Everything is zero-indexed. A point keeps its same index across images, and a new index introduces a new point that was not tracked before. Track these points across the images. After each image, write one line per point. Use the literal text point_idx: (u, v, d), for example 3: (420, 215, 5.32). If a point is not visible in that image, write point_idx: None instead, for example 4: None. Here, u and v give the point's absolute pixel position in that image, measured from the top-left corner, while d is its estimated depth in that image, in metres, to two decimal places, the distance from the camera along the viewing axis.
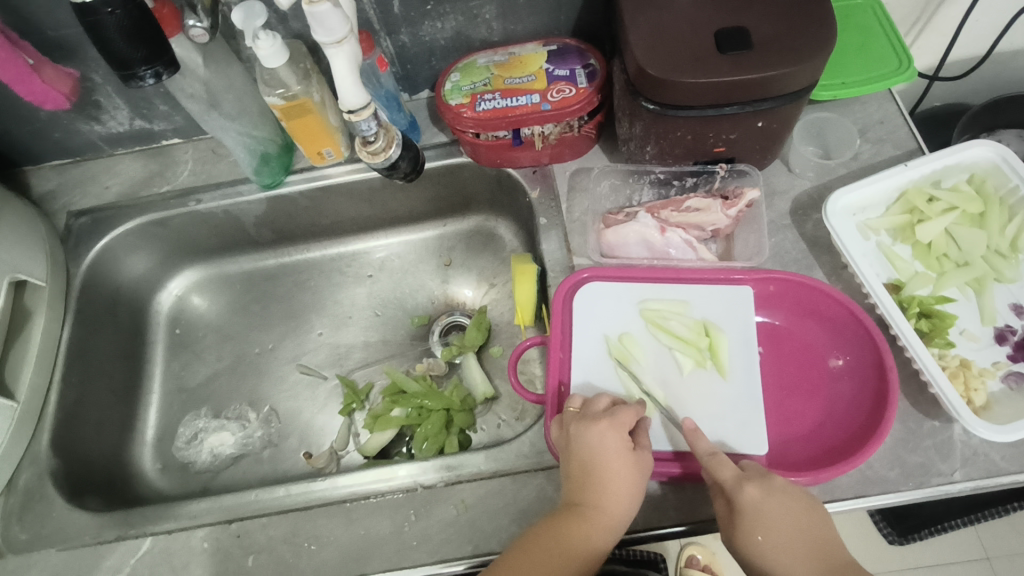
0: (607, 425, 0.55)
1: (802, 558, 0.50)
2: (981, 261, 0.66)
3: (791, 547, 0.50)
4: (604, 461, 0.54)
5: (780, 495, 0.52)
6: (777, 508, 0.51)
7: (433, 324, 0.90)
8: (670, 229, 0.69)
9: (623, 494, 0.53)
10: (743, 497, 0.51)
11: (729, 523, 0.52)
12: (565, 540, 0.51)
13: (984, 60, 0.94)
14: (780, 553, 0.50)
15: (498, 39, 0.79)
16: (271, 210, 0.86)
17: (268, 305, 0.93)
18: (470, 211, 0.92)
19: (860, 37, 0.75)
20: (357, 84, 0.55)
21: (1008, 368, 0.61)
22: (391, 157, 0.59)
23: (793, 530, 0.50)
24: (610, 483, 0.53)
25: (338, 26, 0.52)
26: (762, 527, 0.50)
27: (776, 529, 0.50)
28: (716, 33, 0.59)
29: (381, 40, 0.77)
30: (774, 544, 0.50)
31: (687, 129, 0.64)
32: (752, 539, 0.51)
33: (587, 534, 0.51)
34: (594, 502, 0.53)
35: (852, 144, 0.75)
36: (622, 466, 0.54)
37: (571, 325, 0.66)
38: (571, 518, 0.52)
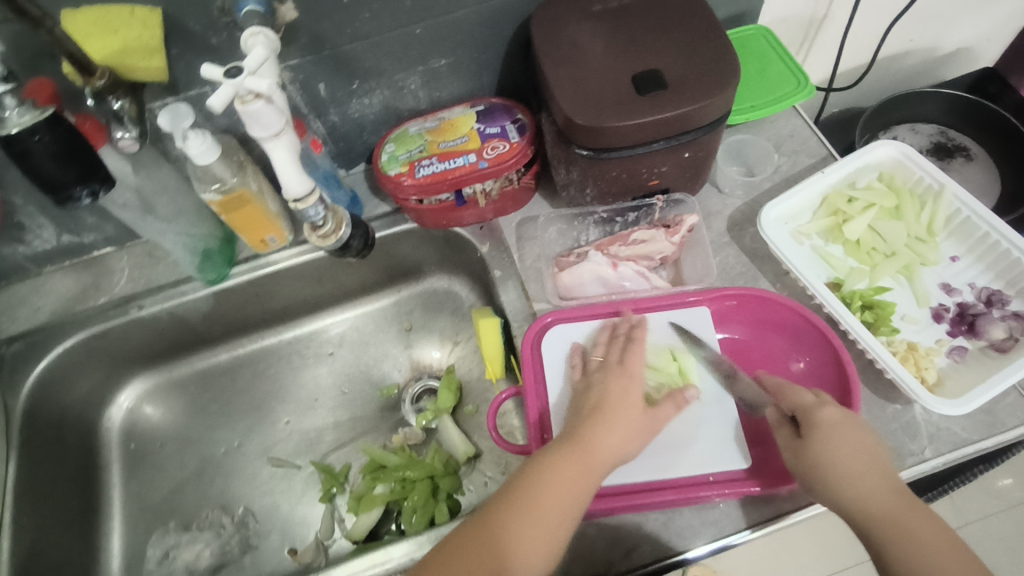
0: (621, 377, 0.59)
1: (870, 478, 0.52)
2: (905, 249, 0.71)
3: (866, 470, 0.52)
4: (612, 404, 0.57)
5: (855, 421, 0.55)
6: (855, 428, 0.54)
7: (403, 393, 0.88)
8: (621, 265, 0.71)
9: (622, 437, 0.55)
10: (818, 417, 0.55)
11: (797, 439, 0.55)
12: (565, 467, 0.52)
13: (868, 68, 1.05)
14: (849, 467, 0.52)
15: (425, 106, 0.82)
16: (219, 303, 0.84)
17: (227, 402, 0.89)
18: (423, 273, 0.93)
19: (759, 62, 0.81)
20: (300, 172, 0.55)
21: (950, 343, 0.66)
22: (342, 237, 0.61)
23: (869, 455, 0.53)
24: (614, 420, 0.56)
25: (275, 120, 0.52)
26: (839, 440, 0.53)
27: (853, 446, 0.53)
28: (633, 78, 0.63)
29: (312, 122, 0.78)
30: (846, 457, 0.53)
31: (621, 168, 0.67)
32: (826, 451, 0.53)
33: (585, 469, 0.53)
34: (595, 438, 0.54)
35: (771, 160, 0.80)
36: (631, 409, 0.57)
37: (543, 371, 0.66)
38: (571, 450, 0.53)
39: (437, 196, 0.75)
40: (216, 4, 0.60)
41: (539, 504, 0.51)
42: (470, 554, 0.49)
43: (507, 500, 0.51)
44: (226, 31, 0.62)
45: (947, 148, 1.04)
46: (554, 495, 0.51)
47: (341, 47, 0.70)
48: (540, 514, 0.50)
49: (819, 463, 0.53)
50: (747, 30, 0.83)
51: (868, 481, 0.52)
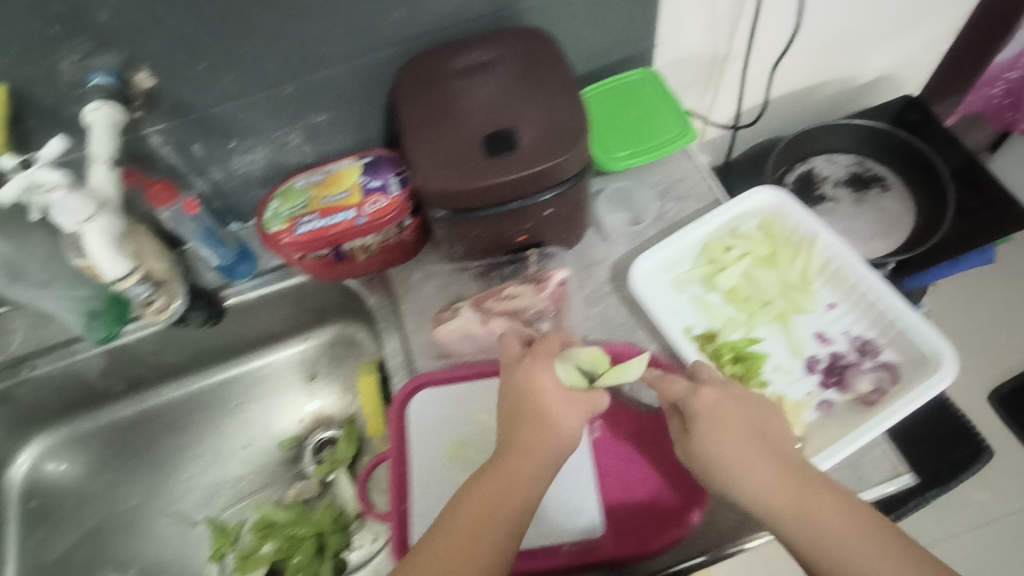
0: (537, 363, 0.57)
1: (755, 463, 0.54)
2: (780, 297, 0.71)
3: (754, 457, 0.54)
4: (537, 393, 0.55)
5: (733, 399, 0.58)
6: (732, 415, 0.56)
7: (305, 444, 0.88)
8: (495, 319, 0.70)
9: (561, 432, 0.54)
10: (695, 407, 0.57)
11: (684, 432, 0.58)
12: (501, 484, 0.52)
13: (763, 109, 1.03)
14: (731, 457, 0.54)
15: (313, 159, 0.81)
16: (114, 360, 0.84)
17: (134, 458, 0.89)
18: (324, 322, 0.91)
19: (642, 109, 0.80)
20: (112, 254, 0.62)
21: (819, 396, 0.65)
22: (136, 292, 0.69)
23: (756, 440, 0.55)
24: (541, 422, 0.54)
25: (81, 207, 0.58)
26: (724, 429, 0.55)
27: (734, 434, 0.55)
28: (485, 138, 0.63)
29: (194, 180, 0.77)
30: (724, 447, 0.55)
31: (483, 226, 0.67)
32: (708, 444, 0.55)
33: (525, 479, 0.53)
34: (523, 443, 0.54)
35: (654, 206, 0.80)
36: (558, 394, 0.56)
37: (409, 435, 0.66)
38: (507, 462, 0.53)
39: (316, 253, 0.75)
40: (63, 79, 0.61)
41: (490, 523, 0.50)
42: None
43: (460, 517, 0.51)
44: (79, 104, 0.63)
45: (864, 179, 1.02)
46: (504, 515, 0.51)
47: (208, 111, 0.69)
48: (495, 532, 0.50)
49: (706, 458, 0.55)
50: (632, 76, 0.81)
51: (754, 468, 0.54)
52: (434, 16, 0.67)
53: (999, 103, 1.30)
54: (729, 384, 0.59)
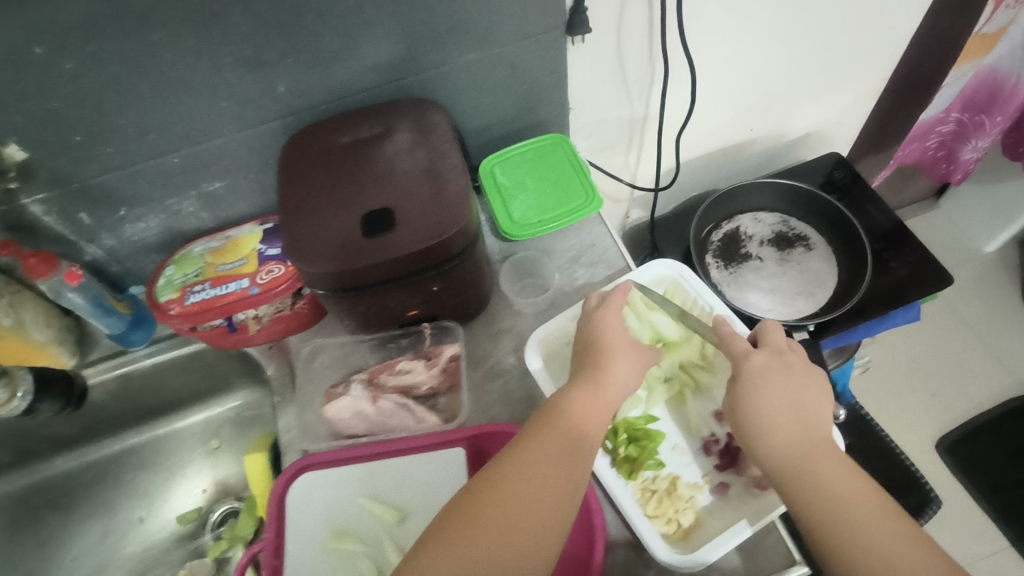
0: (610, 312, 0.62)
1: (787, 429, 0.55)
2: (679, 373, 0.69)
3: (785, 422, 0.56)
4: (611, 337, 0.61)
5: (786, 367, 0.58)
6: (782, 380, 0.57)
7: (206, 516, 0.84)
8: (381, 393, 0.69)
9: (621, 382, 0.59)
10: (748, 365, 0.59)
11: (729, 387, 0.60)
12: (553, 432, 0.54)
13: (677, 174, 1.03)
14: (766, 418, 0.56)
15: (214, 224, 0.79)
16: (2, 432, 0.80)
17: (23, 534, 0.84)
18: (231, 388, 0.88)
19: (551, 174, 0.80)
20: None
21: (714, 479, 0.63)
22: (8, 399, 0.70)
23: (795, 405, 0.56)
24: (604, 371, 0.58)
25: None
26: (767, 393, 0.57)
27: (774, 396, 0.57)
28: (363, 216, 0.61)
29: (85, 247, 0.74)
30: (760, 409, 0.56)
31: (368, 303, 0.65)
32: (744, 399, 0.58)
33: (569, 436, 0.54)
34: (572, 397, 0.57)
35: (561, 274, 0.78)
36: (621, 342, 0.61)
37: (286, 524, 0.62)
38: (562, 412, 0.56)
39: (206, 323, 0.73)
40: None
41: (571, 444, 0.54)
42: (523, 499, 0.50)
43: (541, 443, 0.54)
44: None
45: (788, 238, 1.02)
46: (586, 442, 0.55)
47: (91, 181, 0.67)
48: (579, 453, 0.54)
49: (742, 412, 0.57)
50: (542, 139, 0.81)
51: (782, 432, 0.55)
52: (323, 89, 0.66)
53: (934, 154, 1.31)
54: (782, 351, 0.59)
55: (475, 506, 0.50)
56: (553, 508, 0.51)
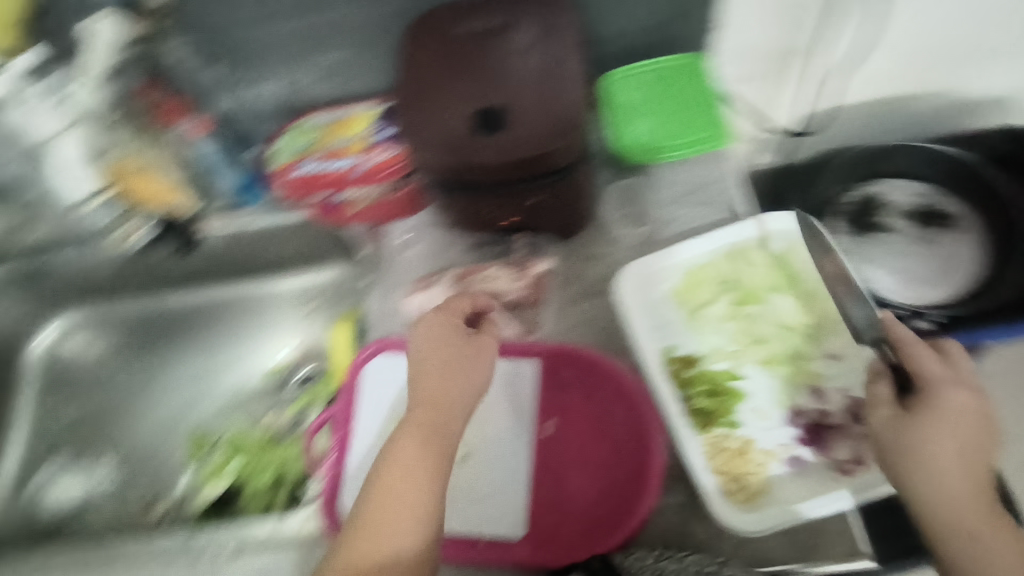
0: (441, 317, 0.63)
1: (963, 482, 0.48)
2: (778, 337, 0.65)
3: (959, 472, 0.49)
4: (429, 343, 0.62)
5: (974, 409, 0.51)
6: (965, 425, 0.50)
7: (291, 372, 0.91)
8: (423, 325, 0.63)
9: (437, 383, 0.60)
10: (936, 398, 0.51)
11: (900, 417, 0.52)
12: (429, 428, 0.57)
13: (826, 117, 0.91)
14: (945, 466, 0.49)
15: (332, 97, 0.79)
16: (130, 259, 0.88)
17: (138, 351, 0.95)
18: (328, 260, 0.92)
19: (685, 99, 0.72)
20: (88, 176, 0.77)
21: (792, 451, 0.60)
22: (143, 234, 0.83)
23: (971, 455, 0.49)
24: (432, 375, 0.60)
25: (56, 119, 0.72)
26: (955, 438, 0.49)
27: (957, 442, 0.49)
28: (476, 111, 0.58)
29: (213, 101, 0.77)
30: (940, 455, 0.49)
31: (468, 202, 0.63)
32: (923, 438, 0.50)
33: (437, 430, 0.57)
34: (425, 394, 0.59)
35: (670, 209, 0.73)
36: (439, 345, 0.62)
37: (360, 395, 0.67)
38: (427, 410, 0.58)
39: (316, 196, 0.75)
40: None
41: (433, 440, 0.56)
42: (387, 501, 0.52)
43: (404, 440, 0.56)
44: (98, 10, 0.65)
45: (933, 214, 0.89)
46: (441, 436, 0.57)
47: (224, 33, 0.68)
48: (440, 447, 0.56)
49: (913, 451, 0.50)
50: (683, 60, 0.72)
51: (959, 484, 0.48)
52: None
53: None
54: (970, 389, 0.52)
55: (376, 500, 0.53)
56: (416, 509, 0.52)
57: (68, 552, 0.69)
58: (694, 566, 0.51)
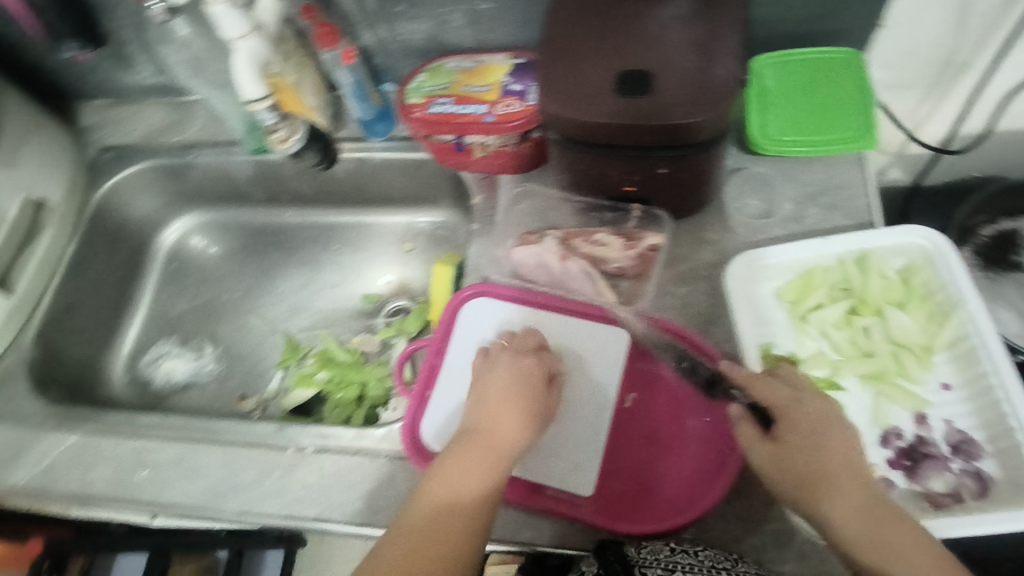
0: (507, 353, 0.62)
1: (849, 497, 0.50)
2: (887, 354, 0.62)
3: (844, 478, 0.51)
4: (493, 377, 0.60)
5: (830, 423, 0.53)
6: (838, 435, 0.53)
7: (383, 304, 0.96)
8: (497, 365, 0.61)
9: (505, 420, 0.57)
10: (785, 417, 0.54)
11: (769, 440, 0.54)
12: (472, 459, 0.54)
13: (979, 138, 0.84)
14: (819, 481, 0.51)
15: (471, 46, 0.81)
16: (260, 171, 0.95)
17: (250, 258, 1.02)
18: (436, 204, 0.96)
19: (828, 94, 0.69)
20: (255, 82, 0.72)
21: (882, 473, 0.57)
22: (291, 146, 0.79)
23: (844, 460, 0.52)
24: (492, 407, 0.57)
25: (236, 24, 0.69)
26: (809, 448, 0.52)
27: (827, 457, 0.51)
28: (621, 73, 0.58)
29: (361, 32, 0.81)
30: (810, 471, 0.51)
31: (592, 163, 0.63)
32: (785, 455, 0.52)
33: (486, 463, 0.54)
34: (481, 426, 0.57)
35: (792, 206, 0.71)
36: (506, 379, 0.59)
37: (453, 333, 0.69)
38: (474, 440, 0.56)
39: (439, 136, 0.76)
40: None
41: (472, 476, 0.53)
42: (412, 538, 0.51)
43: (443, 476, 0.53)
44: None
45: None
46: (483, 475, 0.53)
47: None
48: (482, 479, 0.53)
49: (786, 469, 0.52)
50: (832, 54, 0.71)
51: (838, 497, 0.50)
52: None
53: None
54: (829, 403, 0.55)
55: (412, 529, 0.51)
56: (437, 555, 0.50)
57: (174, 419, 0.75)
58: (708, 562, 0.52)
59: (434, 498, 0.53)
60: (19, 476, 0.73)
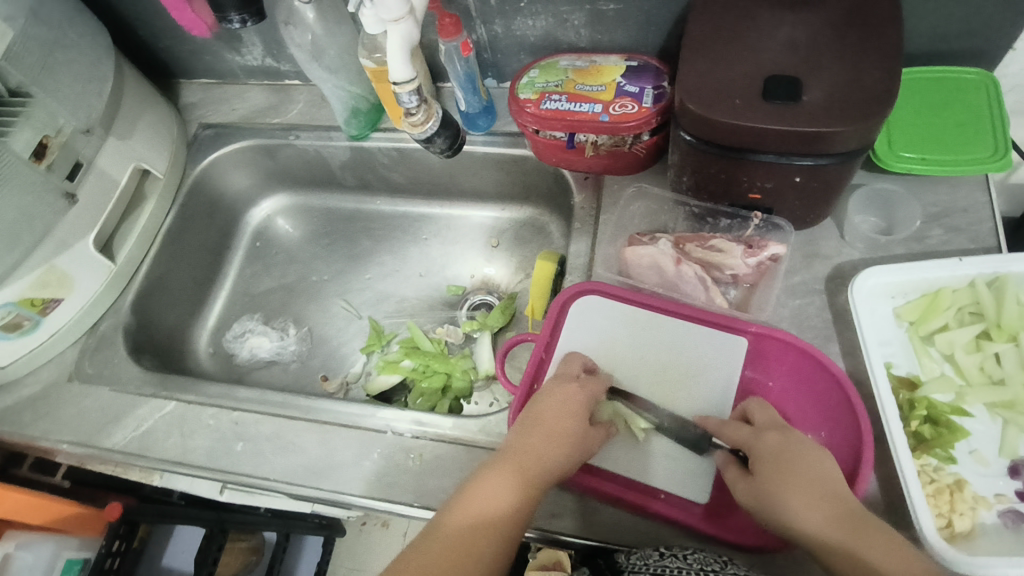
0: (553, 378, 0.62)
1: (824, 513, 0.49)
2: (1019, 384, 0.60)
3: (815, 494, 0.50)
4: (535, 402, 0.60)
5: (804, 445, 0.53)
6: (802, 455, 0.53)
7: (466, 297, 0.96)
8: (546, 391, 0.60)
9: (544, 443, 0.57)
10: (759, 447, 0.54)
11: (745, 477, 0.54)
12: (503, 480, 0.55)
13: None
14: (798, 503, 0.50)
15: (585, 46, 0.81)
16: (354, 158, 0.96)
17: (334, 241, 1.04)
18: (526, 202, 0.96)
19: (960, 115, 0.67)
20: (404, 64, 0.69)
21: (1010, 504, 0.56)
22: (426, 131, 0.74)
23: (811, 479, 0.51)
24: (533, 432, 0.57)
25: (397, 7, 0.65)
26: (792, 473, 0.51)
27: (797, 477, 0.51)
28: (768, 78, 0.57)
29: (476, 27, 0.81)
30: (790, 497, 0.50)
31: (722, 167, 0.63)
32: (762, 486, 0.52)
33: (518, 484, 0.55)
34: (519, 447, 0.57)
35: (913, 225, 0.69)
36: (555, 404, 0.59)
37: (561, 329, 0.69)
38: (510, 462, 0.56)
39: (551, 132, 0.76)
40: None
41: (500, 499, 0.54)
42: (443, 548, 0.52)
43: (471, 494, 0.54)
44: None
45: None
46: (512, 498, 0.54)
47: None
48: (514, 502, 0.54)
49: (767, 498, 0.51)
50: (965, 76, 0.69)
51: (816, 514, 0.49)
52: None
53: None
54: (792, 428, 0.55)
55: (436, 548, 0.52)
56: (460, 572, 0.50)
57: (269, 394, 0.76)
58: (697, 564, 0.52)
59: (458, 526, 0.53)
60: (118, 438, 0.75)
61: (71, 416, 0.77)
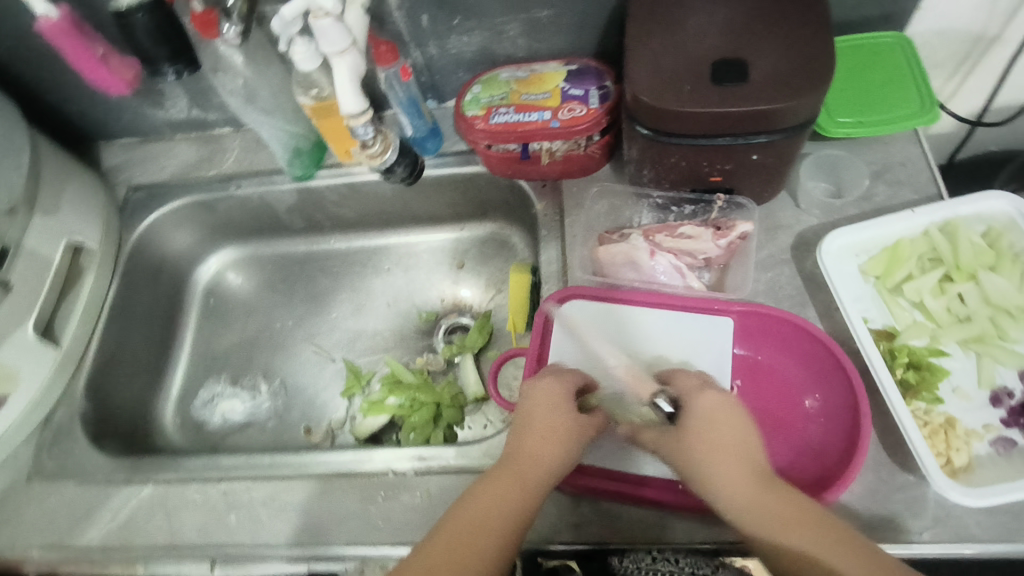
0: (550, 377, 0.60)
1: (737, 475, 0.52)
2: (984, 318, 0.64)
3: (739, 459, 0.53)
4: (530, 405, 0.58)
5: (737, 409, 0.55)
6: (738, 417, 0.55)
7: (439, 321, 0.94)
8: (540, 392, 0.59)
9: (545, 447, 0.55)
10: (693, 407, 0.56)
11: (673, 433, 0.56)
12: (506, 487, 0.53)
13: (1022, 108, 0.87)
14: (720, 466, 0.52)
15: (523, 56, 0.82)
16: (302, 199, 0.93)
17: (291, 287, 1.00)
18: (484, 218, 0.95)
19: (886, 74, 0.71)
20: (355, 94, 0.67)
21: (998, 432, 0.59)
22: (386, 161, 0.73)
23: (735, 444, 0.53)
24: (534, 436, 0.56)
25: (340, 38, 0.63)
26: (705, 435, 0.54)
27: (721, 440, 0.53)
28: (713, 64, 0.59)
29: (411, 50, 0.80)
30: (714, 459, 0.53)
31: (682, 156, 0.64)
32: (691, 446, 0.54)
33: (521, 491, 0.53)
34: (519, 454, 0.55)
35: (861, 185, 0.73)
36: (552, 406, 0.58)
37: (551, 338, 0.68)
38: (510, 469, 0.54)
39: (504, 145, 0.76)
40: None
41: (505, 507, 0.52)
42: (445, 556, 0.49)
43: (472, 503, 0.52)
44: None
45: None
46: (516, 506, 0.52)
47: None
48: (517, 509, 0.52)
49: (693, 457, 0.53)
50: (882, 39, 0.74)
51: (731, 476, 0.52)
52: None
53: None
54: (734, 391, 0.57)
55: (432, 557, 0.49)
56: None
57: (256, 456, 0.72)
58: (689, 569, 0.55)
59: (451, 533, 0.50)
60: (95, 534, 0.69)
61: (37, 520, 0.70)
